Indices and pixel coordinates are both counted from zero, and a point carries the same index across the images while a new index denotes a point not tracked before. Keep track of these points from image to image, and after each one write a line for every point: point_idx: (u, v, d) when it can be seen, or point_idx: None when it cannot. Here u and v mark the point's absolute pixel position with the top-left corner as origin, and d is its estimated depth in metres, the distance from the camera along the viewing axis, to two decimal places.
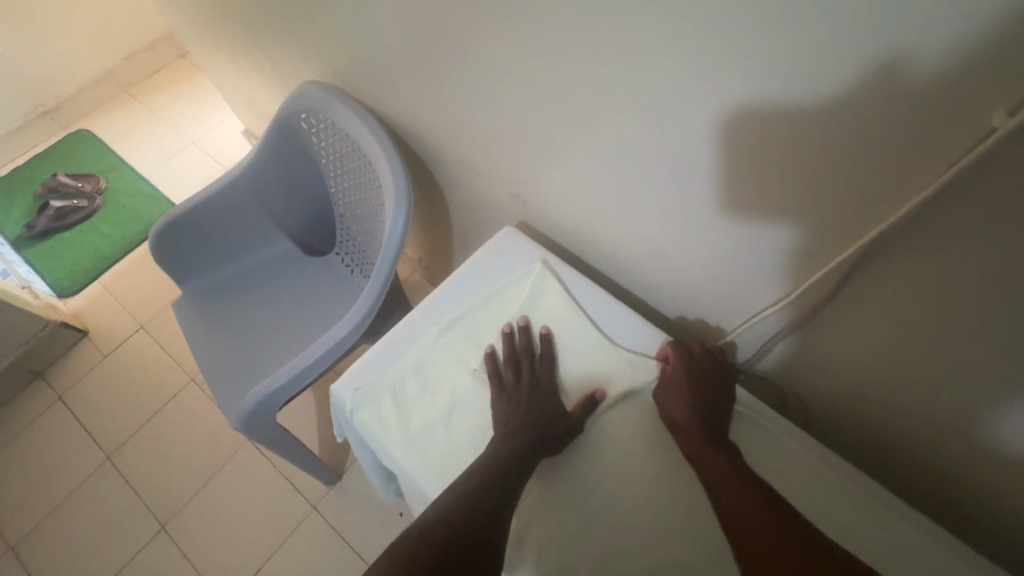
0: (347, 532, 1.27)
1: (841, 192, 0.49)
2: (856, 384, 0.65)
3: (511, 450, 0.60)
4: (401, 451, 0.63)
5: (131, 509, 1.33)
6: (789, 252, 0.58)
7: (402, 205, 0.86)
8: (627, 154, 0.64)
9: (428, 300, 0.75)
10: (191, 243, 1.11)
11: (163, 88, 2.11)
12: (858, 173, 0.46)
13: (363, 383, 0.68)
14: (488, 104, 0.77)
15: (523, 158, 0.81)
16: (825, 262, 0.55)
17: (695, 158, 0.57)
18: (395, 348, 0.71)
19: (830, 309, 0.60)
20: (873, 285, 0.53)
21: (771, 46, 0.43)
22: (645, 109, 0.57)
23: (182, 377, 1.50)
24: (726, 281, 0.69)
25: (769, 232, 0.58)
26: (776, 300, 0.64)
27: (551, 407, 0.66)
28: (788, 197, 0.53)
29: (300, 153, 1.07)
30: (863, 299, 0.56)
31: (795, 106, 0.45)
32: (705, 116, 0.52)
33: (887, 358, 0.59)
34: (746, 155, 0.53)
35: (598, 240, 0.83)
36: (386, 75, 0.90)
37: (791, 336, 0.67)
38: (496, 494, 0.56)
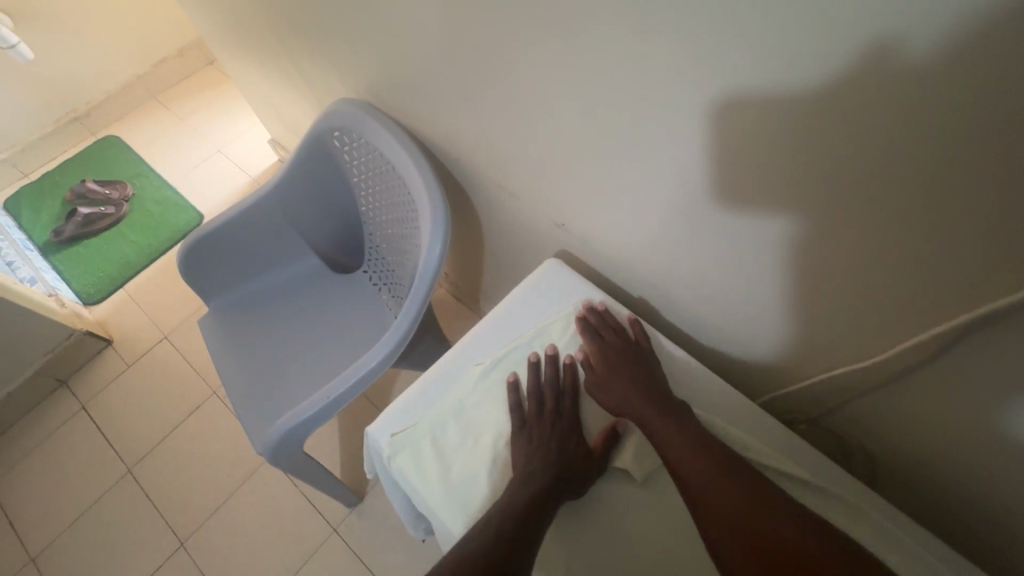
0: (368, 557, 1.24)
1: (954, 249, 0.43)
2: (943, 448, 0.59)
3: (531, 493, 0.56)
4: (440, 503, 0.59)
5: (150, 523, 1.31)
6: (881, 305, 0.52)
7: (438, 231, 0.82)
8: (690, 191, 0.59)
9: (467, 337, 0.71)
10: (219, 260, 1.09)
11: (191, 95, 2.12)
12: (967, 227, 0.41)
13: (401, 425, 0.64)
14: (532, 129, 0.73)
15: (567, 186, 0.76)
16: (926, 320, 0.50)
17: (768, 198, 0.52)
18: (434, 388, 0.67)
19: (915, 367, 0.54)
20: (970, 344, 0.48)
21: (888, 86, 0.38)
22: (713, 145, 0.52)
23: (204, 389, 1.48)
24: (792, 325, 0.63)
25: (849, 280, 0.53)
26: (864, 359, 0.59)
27: (575, 449, 0.61)
28: (879, 246, 0.47)
29: (332, 171, 1.04)
30: (956, 358, 0.50)
31: (909, 153, 0.40)
32: (784, 156, 0.48)
33: (986, 428, 0.53)
34: (835, 200, 0.47)
35: (647, 274, 0.78)
36: (422, 94, 0.87)
37: (873, 395, 0.61)
38: (513, 541, 0.52)
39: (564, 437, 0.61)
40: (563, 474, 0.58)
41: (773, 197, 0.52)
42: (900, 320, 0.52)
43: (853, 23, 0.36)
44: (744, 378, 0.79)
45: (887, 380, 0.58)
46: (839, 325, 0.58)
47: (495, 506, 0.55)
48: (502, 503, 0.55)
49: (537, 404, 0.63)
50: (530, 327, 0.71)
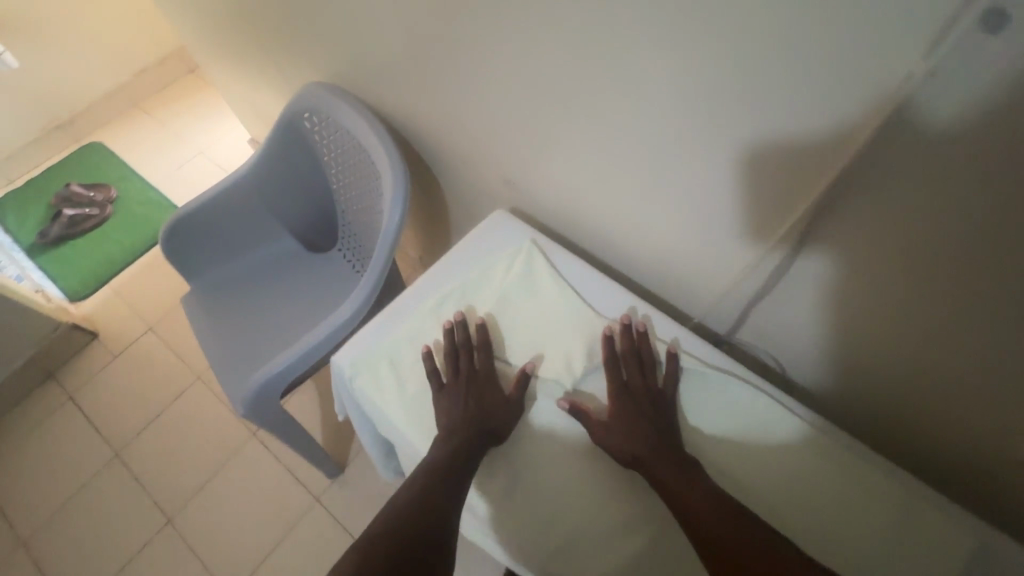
0: (350, 523, 1.30)
1: (799, 151, 0.52)
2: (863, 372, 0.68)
3: (454, 447, 0.62)
4: (398, 414, 0.67)
5: (139, 503, 1.36)
6: (756, 214, 0.61)
7: (398, 196, 0.90)
8: (607, 132, 0.68)
9: (423, 277, 0.78)
10: (200, 240, 1.16)
11: (173, 102, 2.20)
12: (808, 135, 0.51)
13: (361, 353, 0.71)
14: (476, 97, 0.82)
15: (511, 149, 0.85)
16: (785, 221, 0.59)
17: (667, 133, 0.61)
18: (392, 321, 0.74)
19: (798, 276, 0.64)
20: (832, 244, 0.57)
21: (732, 17, 0.47)
22: (619, 90, 0.62)
23: (189, 375, 1.54)
24: (700, 256, 0.73)
25: (737, 202, 0.62)
26: (748, 266, 0.68)
27: (491, 398, 0.67)
28: (753, 163, 0.57)
29: (303, 152, 1.12)
30: (824, 261, 0.59)
31: (757, 69, 0.49)
32: (671, 91, 0.57)
33: (850, 319, 0.63)
34: (715, 124, 0.56)
35: (583, 226, 0.87)
36: (381, 75, 0.96)
37: (765, 299, 0.70)
38: (440, 497, 0.58)
39: (482, 393, 0.67)
40: (480, 426, 0.64)
41: (669, 127, 0.61)
42: (768, 225, 0.61)
43: None
44: (675, 314, 0.87)
45: (776, 290, 0.68)
46: (736, 242, 0.67)
47: (424, 464, 0.62)
48: (429, 462, 0.61)
49: (456, 367, 0.68)
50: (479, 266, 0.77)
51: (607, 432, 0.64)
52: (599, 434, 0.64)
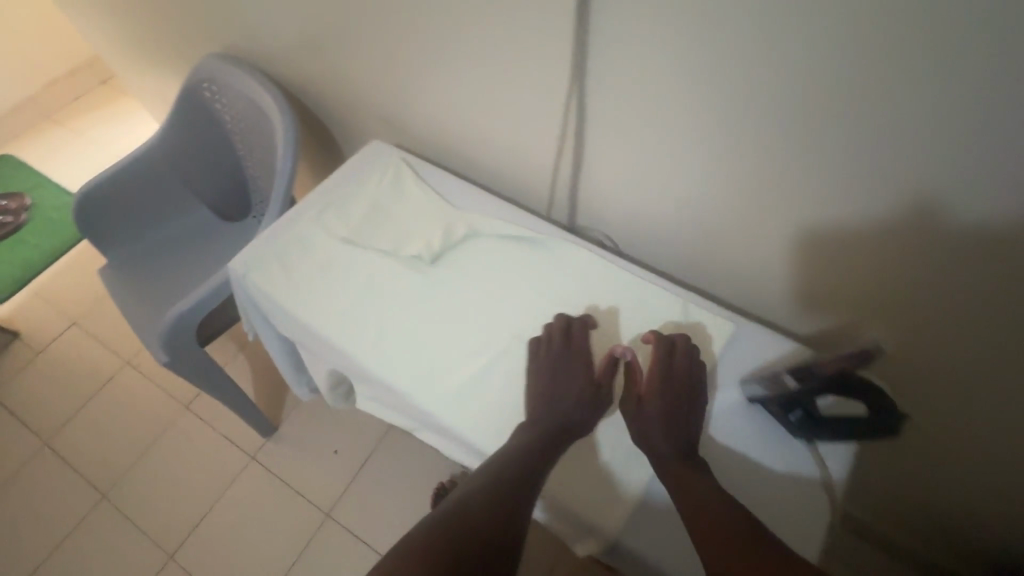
0: (287, 474, 1.37)
1: (558, 45, 0.67)
2: (877, 310, 0.71)
3: (532, 442, 0.61)
4: (285, 298, 0.76)
5: (71, 484, 1.38)
6: (549, 108, 0.76)
7: (290, 143, 1.02)
8: (435, 59, 0.81)
9: (311, 192, 0.86)
10: (113, 213, 1.23)
11: (88, 112, 2.22)
12: (559, 37, 0.66)
13: (252, 254, 0.80)
14: (339, 50, 0.94)
15: (377, 95, 0.98)
16: (566, 108, 0.74)
17: (477, 54, 0.76)
18: (280, 227, 0.82)
19: (598, 162, 0.78)
20: (606, 129, 0.73)
21: None
22: (436, 21, 0.76)
23: (117, 362, 1.57)
24: (532, 165, 0.87)
25: (538, 106, 0.77)
26: (557, 159, 0.82)
27: (580, 391, 0.66)
28: (536, 70, 0.72)
29: (206, 122, 1.21)
30: (608, 144, 0.75)
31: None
32: (469, 16, 0.72)
33: (643, 188, 0.77)
34: (503, 37, 0.71)
35: (445, 159, 0.99)
36: (264, 44, 1.07)
37: (580, 185, 0.84)
38: (515, 484, 0.57)
39: (574, 386, 0.66)
40: (563, 417, 0.64)
41: (477, 47, 0.75)
42: (557, 115, 0.76)
43: None
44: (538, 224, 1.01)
45: (588, 179, 0.82)
46: (545, 140, 0.81)
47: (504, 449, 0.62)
48: (510, 446, 0.62)
49: (554, 350, 0.69)
50: (357, 178, 0.86)
51: (646, 415, 0.62)
52: (635, 421, 0.63)
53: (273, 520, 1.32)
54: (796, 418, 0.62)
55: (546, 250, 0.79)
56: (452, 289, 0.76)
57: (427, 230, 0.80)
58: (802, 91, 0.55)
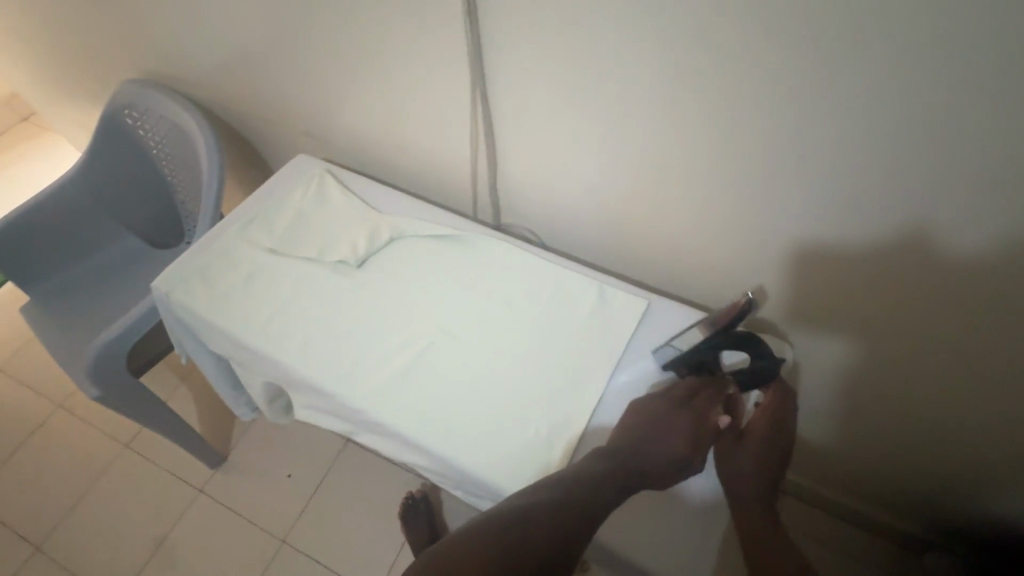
0: (239, 504, 1.33)
1: (457, 46, 0.72)
2: (870, 318, 0.75)
3: (611, 476, 0.58)
4: (210, 312, 0.76)
5: (0, 539, 1.29)
6: (459, 109, 0.80)
7: (214, 162, 1.02)
8: (351, 71, 0.85)
9: (236, 207, 0.86)
10: (33, 248, 1.18)
11: (7, 150, 2.12)
12: (461, 42, 0.71)
13: (176, 270, 0.79)
14: (259, 69, 0.96)
15: (300, 110, 0.99)
16: (472, 107, 0.78)
17: (389, 63, 0.80)
18: (204, 243, 0.82)
19: (514, 159, 0.83)
20: (516, 126, 0.77)
21: None
22: (348, 35, 0.79)
23: (47, 406, 1.48)
24: (454, 168, 0.90)
25: (451, 110, 0.81)
26: (473, 158, 0.86)
27: (689, 444, 0.61)
28: (444, 74, 0.76)
29: (129, 148, 1.19)
30: (520, 140, 0.79)
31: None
32: (377, 27, 0.75)
33: (557, 181, 0.82)
34: (410, 45, 0.75)
35: (372, 169, 1.01)
36: (184, 67, 1.08)
37: (497, 182, 0.88)
38: (582, 519, 0.54)
39: (688, 436, 0.61)
40: (654, 460, 0.60)
41: (388, 56, 0.79)
42: (467, 114, 0.80)
43: None
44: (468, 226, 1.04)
45: (507, 176, 0.86)
46: (461, 142, 0.85)
47: (580, 474, 0.58)
48: (586, 477, 0.58)
49: (683, 400, 0.64)
50: (282, 191, 0.87)
51: (737, 460, 0.63)
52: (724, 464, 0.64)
53: (226, 552, 1.27)
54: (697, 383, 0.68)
55: (469, 246, 0.83)
56: (380, 290, 0.78)
57: (353, 235, 0.82)
58: (672, 75, 0.61)
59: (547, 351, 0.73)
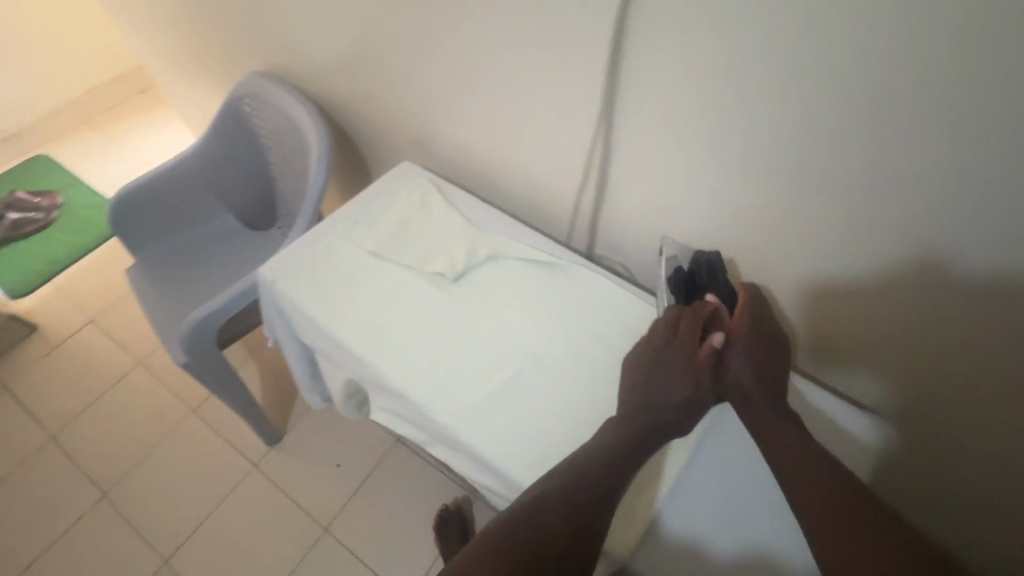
0: (287, 485, 1.37)
1: (590, 79, 0.72)
2: (880, 345, 0.72)
3: (622, 440, 0.62)
4: (309, 305, 0.79)
5: (73, 479, 1.39)
6: (576, 140, 0.80)
7: (322, 159, 1.06)
8: (469, 91, 0.87)
9: (343, 206, 0.89)
10: (145, 216, 1.27)
11: (125, 118, 2.31)
12: (588, 78, 0.71)
13: (282, 260, 0.83)
14: (378, 76, 1.00)
15: (410, 119, 1.03)
16: (591, 139, 0.78)
17: (511, 88, 0.81)
18: (310, 238, 0.85)
19: (619, 191, 0.82)
20: (627, 163, 0.77)
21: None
22: (474, 58, 0.82)
23: (130, 361, 1.59)
24: (558, 192, 0.90)
25: (564, 139, 0.81)
26: (580, 188, 0.86)
27: (684, 378, 0.65)
28: (564, 106, 0.77)
29: (243, 134, 1.26)
30: (630, 177, 0.79)
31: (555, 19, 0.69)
32: (506, 55, 0.77)
33: (661, 222, 0.80)
34: (536, 74, 0.76)
35: (471, 183, 1.04)
36: (306, 67, 1.13)
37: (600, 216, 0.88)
38: (594, 489, 0.57)
39: (679, 372, 0.65)
40: (653, 406, 0.64)
41: (510, 83, 0.80)
42: (585, 146, 0.80)
43: None
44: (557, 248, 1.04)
45: (610, 208, 0.85)
46: (571, 171, 0.85)
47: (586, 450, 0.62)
48: (593, 448, 0.61)
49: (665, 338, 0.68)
50: (387, 196, 0.90)
51: (733, 365, 0.66)
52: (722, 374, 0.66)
53: (271, 530, 1.31)
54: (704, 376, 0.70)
55: (564, 276, 0.82)
56: (472, 307, 0.79)
57: (451, 249, 0.83)
58: (815, 138, 0.58)
59: (636, 394, 0.72)
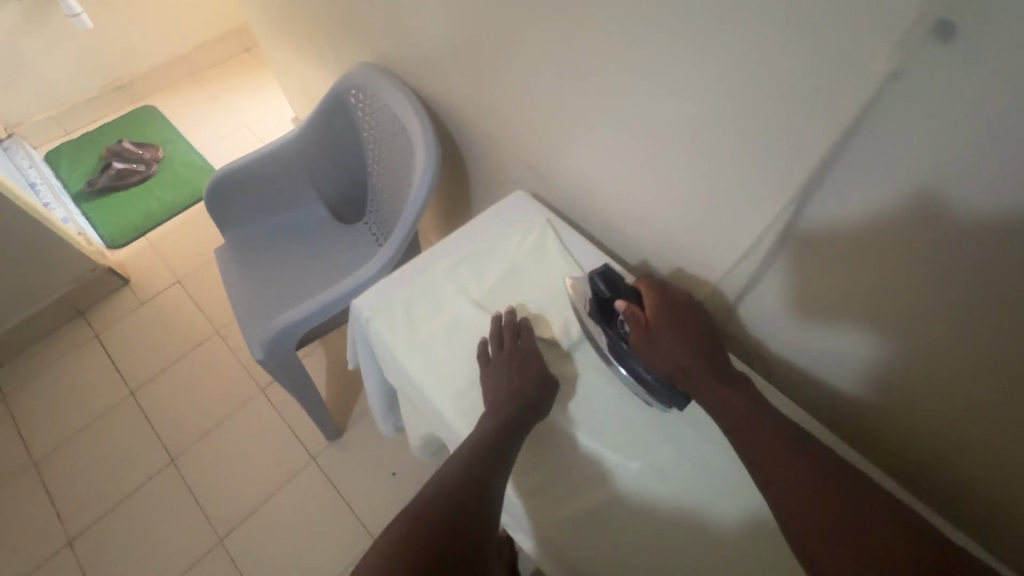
0: (341, 485, 1.35)
1: (787, 157, 0.56)
2: (857, 360, 0.65)
3: (499, 422, 0.61)
4: (407, 356, 0.71)
5: (146, 439, 1.44)
6: (742, 215, 0.66)
7: (428, 173, 0.98)
8: (609, 130, 0.74)
9: (446, 238, 0.81)
10: (238, 197, 1.24)
11: (228, 77, 2.33)
12: (775, 151, 0.57)
13: (380, 296, 0.75)
14: (502, 91, 0.88)
15: (529, 140, 0.91)
16: (764, 220, 0.63)
17: (664, 140, 0.68)
18: (412, 273, 0.78)
19: (773, 275, 0.67)
20: (798, 251, 0.63)
21: (718, 49, 0.55)
22: (624, 98, 0.69)
23: (209, 328, 1.62)
24: (694, 254, 0.77)
25: (721, 207, 0.67)
26: (730, 264, 0.72)
27: (530, 372, 0.67)
28: (731, 175, 0.63)
29: (345, 124, 1.20)
30: (797, 265, 0.64)
31: (759, 79, 0.54)
32: (668, 104, 0.64)
33: (822, 322, 0.66)
34: (702, 134, 0.63)
35: (586, 218, 0.92)
36: (420, 66, 1.04)
37: (745, 298, 0.74)
38: (483, 470, 0.57)
39: (523, 368, 0.67)
40: (520, 398, 0.64)
41: (665, 135, 0.67)
42: (752, 225, 0.65)
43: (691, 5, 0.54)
44: None
45: (757, 288, 0.71)
46: (725, 244, 0.71)
47: (470, 440, 0.61)
48: (476, 438, 0.61)
49: (504, 344, 0.69)
50: (497, 233, 0.81)
51: (661, 348, 0.66)
52: (664, 363, 0.66)
53: (322, 531, 1.30)
54: (652, 377, 0.67)
55: None
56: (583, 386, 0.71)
57: (565, 313, 0.75)
58: None
59: (737, 505, 0.62)
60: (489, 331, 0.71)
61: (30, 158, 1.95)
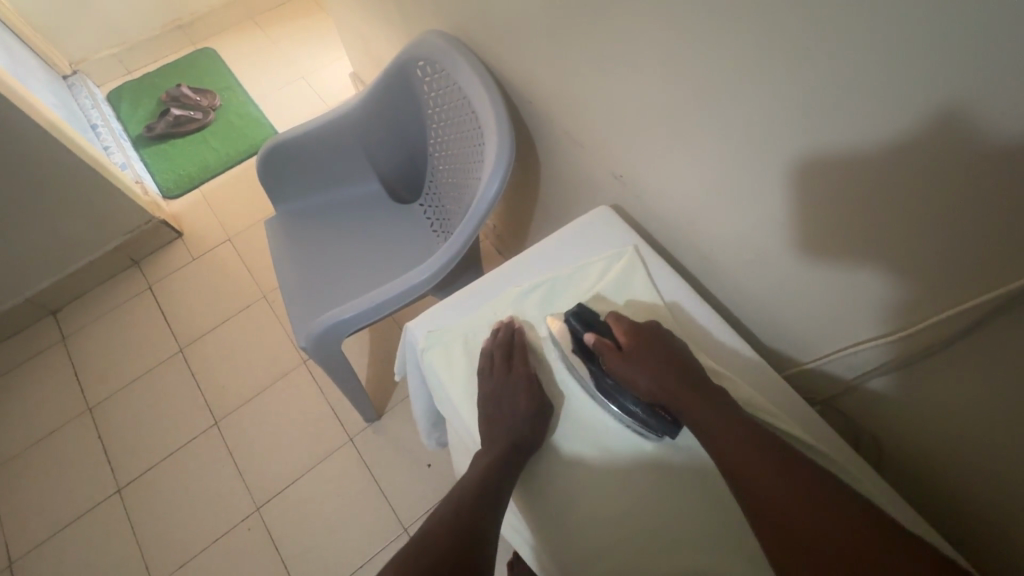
0: (377, 469, 1.33)
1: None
2: (984, 444, 0.57)
3: (493, 463, 0.60)
4: (461, 392, 0.68)
5: (192, 398, 1.46)
6: (924, 284, 0.53)
7: (498, 170, 0.87)
8: (750, 146, 0.61)
9: (509, 263, 0.79)
10: (292, 169, 1.18)
11: (287, 21, 2.23)
12: (991, 212, 0.44)
13: (437, 325, 0.73)
14: (609, 82, 0.76)
15: (632, 139, 0.79)
16: (963, 294, 0.50)
17: (824, 171, 0.55)
18: (473, 299, 0.76)
19: (943, 348, 0.55)
20: (992, 330, 0.50)
21: (944, 73, 0.41)
22: (777, 109, 0.56)
23: (256, 292, 1.60)
24: (824, 302, 0.65)
25: (888, 259, 0.55)
26: (884, 333, 0.60)
27: (525, 398, 0.64)
28: (913, 227, 0.50)
29: (409, 99, 1.09)
30: (983, 344, 0.52)
31: (1007, 127, 0.40)
32: (841, 130, 0.51)
33: (993, 415, 0.54)
34: (883, 171, 0.50)
35: (688, 234, 0.81)
36: (504, 39, 0.90)
37: (889, 376, 0.63)
38: (476, 508, 0.57)
39: (517, 395, 0.65)
40: (514, 430, 0.62)
41: (828, 161, 0.54)
42: (942, 296, 0.52)
43: (915, 10, 0.40)
44: (773, 352, 0.80)
45: (917, 360, 0.59)
46: (888, 306, 0.58)
47: (467, 477, 0.61)
48: (472, 474, 0.61)
49: (496, 369, 0.67)
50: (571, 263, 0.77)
51: (638, 376, 0.61)
52: (653, 391, 0.61)
53: (355, 513, 1.28)
54: (642, 410, 0.62)
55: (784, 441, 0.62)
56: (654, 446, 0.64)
57: None
58: None
59: None
60: (482, 352, 0.69)
61: (93, 97, 1.94)
